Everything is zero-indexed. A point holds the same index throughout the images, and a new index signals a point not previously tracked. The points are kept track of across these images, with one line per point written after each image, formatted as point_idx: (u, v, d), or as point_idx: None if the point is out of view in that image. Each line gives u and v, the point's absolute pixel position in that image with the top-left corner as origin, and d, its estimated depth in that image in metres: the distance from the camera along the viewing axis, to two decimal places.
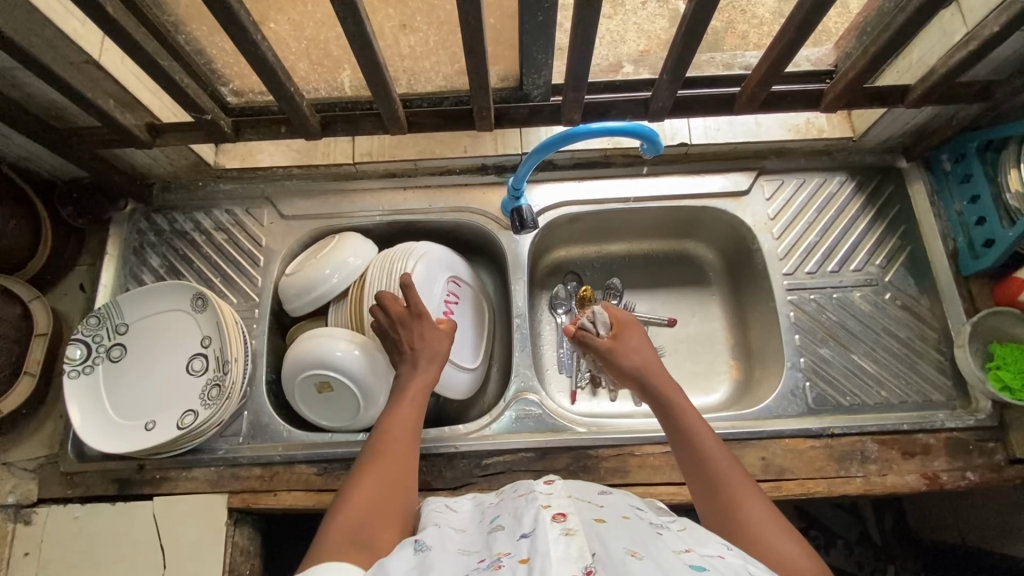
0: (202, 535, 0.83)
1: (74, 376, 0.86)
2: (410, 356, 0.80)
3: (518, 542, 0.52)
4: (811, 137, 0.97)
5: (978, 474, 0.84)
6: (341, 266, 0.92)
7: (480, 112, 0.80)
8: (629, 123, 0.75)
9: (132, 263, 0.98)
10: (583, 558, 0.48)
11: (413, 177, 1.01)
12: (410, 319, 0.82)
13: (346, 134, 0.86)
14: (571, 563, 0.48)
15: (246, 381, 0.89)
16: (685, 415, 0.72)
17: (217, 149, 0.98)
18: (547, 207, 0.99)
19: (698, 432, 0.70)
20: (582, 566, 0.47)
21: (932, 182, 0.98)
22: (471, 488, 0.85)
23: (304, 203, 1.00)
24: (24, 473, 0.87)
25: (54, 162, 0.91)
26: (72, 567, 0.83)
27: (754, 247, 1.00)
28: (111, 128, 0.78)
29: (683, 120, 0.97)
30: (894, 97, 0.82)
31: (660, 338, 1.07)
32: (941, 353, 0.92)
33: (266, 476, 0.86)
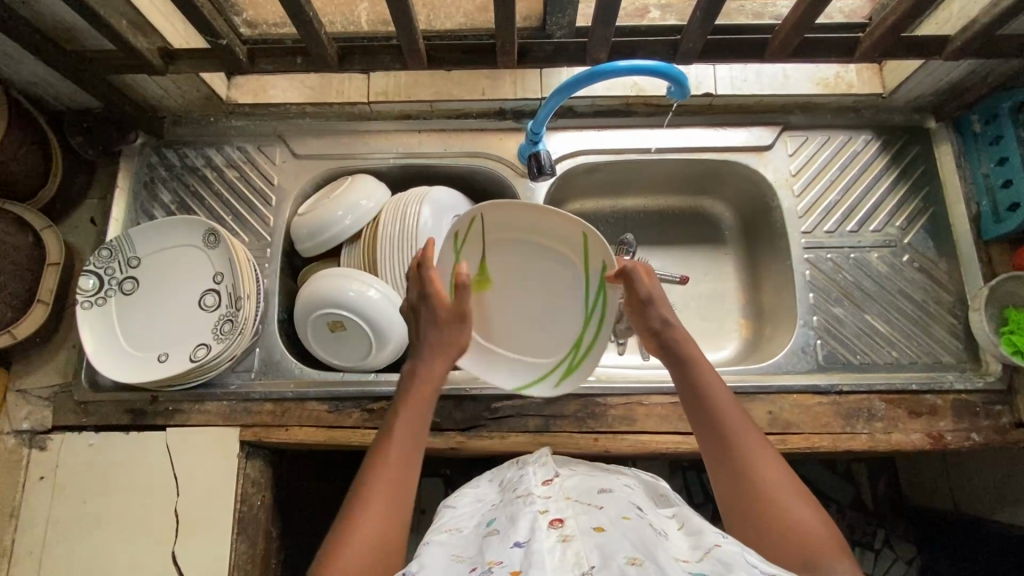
0: (214, 466, 0.85)
1: (88, 307, 0.87)
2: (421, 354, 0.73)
3: (511, 551, 0.54)
4: (839, 92, 0.95)
5: (982, 435, 0.85)
6: (353, 208, 0.91)
7: (503, 46, 0.78)
8: (658, 63, 0.73)
9: (142, 198, 0.96)
10: (580, 567, 0.51)
11: (428, 119, 0.99)
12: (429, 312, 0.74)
13: (362, 67, 0.84)
14: (567, 571, 0.51)
15: (258, 319, 0.89)
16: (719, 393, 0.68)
17: (229, 83, 0.96)
18: (565, 155, 0.97)
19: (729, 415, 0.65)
20: (579, 574, 0.50)
21: (961, 143, 0.96)
22: (479, 430, 0.86)
23: (317, 142, 0.98)
24: (38, 400, 0.89)
25: (62, 89, 0.89)
26: (86, 493, 0.84)
27: (773, 204, 0.98)
28: (123, 52, 0.76)
29: (708, 69, 0.94)
30: (932, 48, 0.79)
31: (672, 296, 1.06)
32: (955, 316, 0.91)
33: (277, 412, 0.87)
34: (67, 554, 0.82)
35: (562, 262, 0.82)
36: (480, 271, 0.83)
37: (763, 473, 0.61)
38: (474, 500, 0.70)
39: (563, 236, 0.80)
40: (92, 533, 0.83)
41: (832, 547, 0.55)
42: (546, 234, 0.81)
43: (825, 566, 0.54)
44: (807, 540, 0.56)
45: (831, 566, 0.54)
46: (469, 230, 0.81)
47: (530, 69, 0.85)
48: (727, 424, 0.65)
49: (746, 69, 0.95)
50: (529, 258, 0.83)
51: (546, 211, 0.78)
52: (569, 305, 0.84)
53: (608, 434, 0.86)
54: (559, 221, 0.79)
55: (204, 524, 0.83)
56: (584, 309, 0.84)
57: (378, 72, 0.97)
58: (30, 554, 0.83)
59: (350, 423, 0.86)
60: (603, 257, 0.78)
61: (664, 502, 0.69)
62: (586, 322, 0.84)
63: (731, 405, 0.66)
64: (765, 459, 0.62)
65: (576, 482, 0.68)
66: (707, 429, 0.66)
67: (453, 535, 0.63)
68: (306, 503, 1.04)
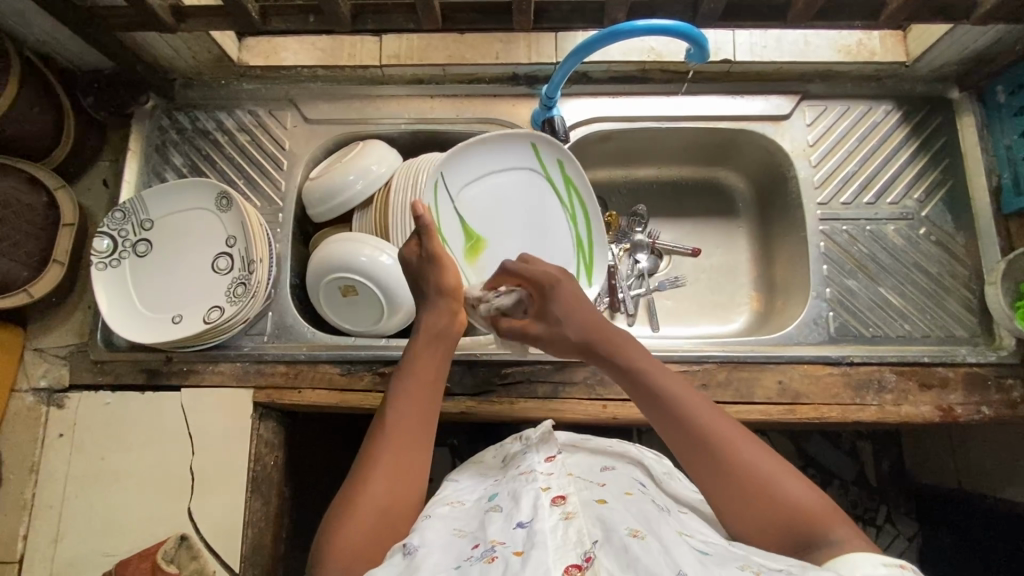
0: (229, 426, 0.86)
1: (102, 268, 0.87)
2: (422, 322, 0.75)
3: (514, 532, 0.55)
4: (861, 60, 0.93)
5: (993, 408, 0.84)
6: (364, 173, 0.91)
7: (519, 5, 0.76)
8: (679, 23, 0.72)
9: (154, 161, 0.96)
10: (582, 545, 0.51)
11: (440, 84, 0.97)
12: (427, 266, 0.75)
13: (376, 27, 0.83)
14: (568, 549, 0.51)
15: (271, 283, 0.89)
16: (688, 404, 0.65)
17: (240, 44, 0.95)
18: (578, 122, 0.95)
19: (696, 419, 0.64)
20: (581, 552, 0.50)
21: (983, 115, 0.93)
22: (490, 395, 0.87)
23: (328, 106, 0.97)
24: (56, 359, 0.90)
25: (73, 48, 0.89)
26: (103, 449, 0.86)
27: (790, 174, 0.97)
28: (137, 8, 0.75)
29: (728, 34, 0.92)
30: (960, 11, 0.77)
31: (682, 268, 1.06)
32: (970, 290, 0.90)
33: (291, 373, 0.88)
34: (86, 509, 0.84)
35: (520, 170, 0.91)
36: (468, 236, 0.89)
37: (744, 461, 0.60)
38: (476, 474, 0.72)
39: (510, 155, 0.90)
40: (109, 488, 0.85)
41: (829, 513, 0.57)
42: (496, 162, 0.90)
43: (824, 538, 0.56)
44: (813, 520, 0.57)
45: (831, 535, 0.56)
46: (437, 200, 0.87)
47: (546, 30, 0.84)
48: (702, 426, 0.63)
49: (766, 35, 0.93)
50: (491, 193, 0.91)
51: (484, 145, 0.88)
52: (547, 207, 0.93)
53: (617, 401, 0.86)
54: (496, 145, 0.89)
55: (219, 481, 0.84)
56: (565, 211, 0.94)
57: (391, 34, 0.95)
58: (49, 508, 0.84)
59: (363, 386, 0.87)
60: (553, 151, 0.90)
61: (667, 479, 0.69)
62: (574, 223, 0.94)
63: (692, 398, 0.65)
64: (744, 443, 0.62)
65: (578, 461, 0.68)
66: (679, 435, 0.64)
67: (455, 507, 0.65)
68: (316, 466, 1.06)
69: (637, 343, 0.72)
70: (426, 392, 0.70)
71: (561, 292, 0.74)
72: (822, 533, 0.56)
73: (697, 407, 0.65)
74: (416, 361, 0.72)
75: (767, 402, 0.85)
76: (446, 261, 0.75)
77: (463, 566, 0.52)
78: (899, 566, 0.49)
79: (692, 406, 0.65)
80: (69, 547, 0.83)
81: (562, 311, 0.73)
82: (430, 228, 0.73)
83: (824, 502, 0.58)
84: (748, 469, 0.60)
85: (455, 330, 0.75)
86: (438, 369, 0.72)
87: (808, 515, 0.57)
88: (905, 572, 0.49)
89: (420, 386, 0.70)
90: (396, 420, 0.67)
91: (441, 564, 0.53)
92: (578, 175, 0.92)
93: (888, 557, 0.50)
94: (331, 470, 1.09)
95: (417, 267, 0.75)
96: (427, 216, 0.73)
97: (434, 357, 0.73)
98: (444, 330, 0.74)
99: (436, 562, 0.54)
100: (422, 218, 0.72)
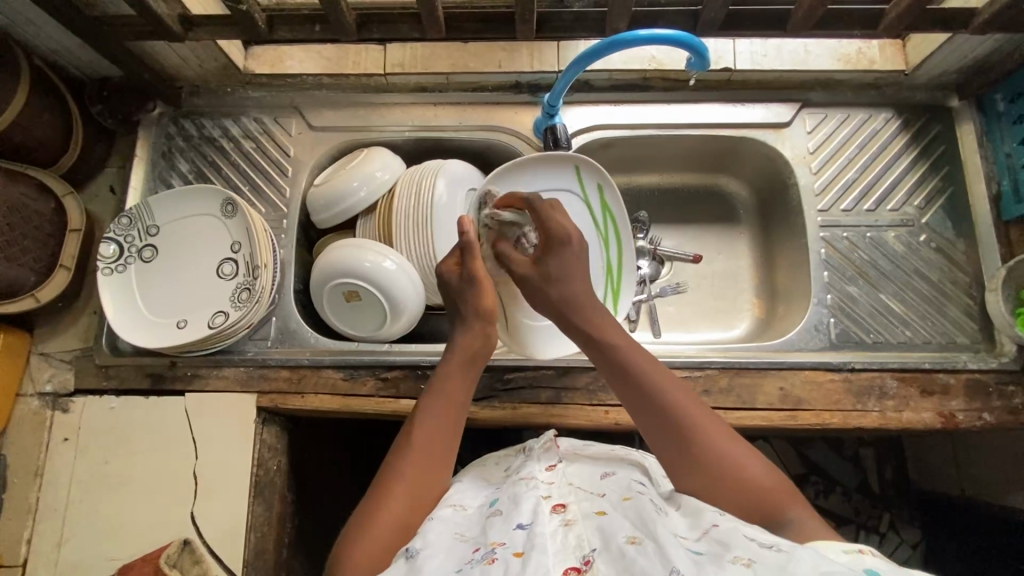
0: (233, 430, 0.87)
1: (109, 273, 0.88)
2: (455, 337, 0.76)
3: (514, 533, 0.55)
4: (861, 68, 0.94)
5: (995, 415, 0.85)
6: (369, 179, 0.91)
7: (522, 15, 0.77)
8: (680, 32, 0.73)
9: (161, 167, 0.97)
10: (581, 550, 0.52)
11: (444, 92, 0.98)
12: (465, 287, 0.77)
13: (381, 36, 0.84)
14: (568, 555, 0.52)
15: (275, 289, 0.90)
16: (642, 368, 0.67)
17: (247, 52, 0.96)
18: (580, 130, 0.96)
19: (660, 393, 0.65)
20: (581, 557, 0.51)
21: (983, 123, 0.94)
22: (492, 401, 0.87)
23: (333, 114, 0.99)
24: (61, 363, 0.91)
25: (82, 56, 0.90)
26: (107, 453, 0.86)
27: (791, 181, 0.98)
28: (146, 18, 0.76)
29: (728, 43, 0.93)
30: (958, 21, 0.78)
31: (684, 274, 1.07)
32: (971, 297, 0.91)
33: (294, 379, 0.89)
34: (89, 513, 0.85)
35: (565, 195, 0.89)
36: None
37: (696, 428, 0.63)
38: (476, 479, 0.72)
39: (550, 181, 0.88)
40: (113, 492, 0.85)
41: (785, 495, 0.59)
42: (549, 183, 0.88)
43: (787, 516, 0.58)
44: (761, 493, 0.59)
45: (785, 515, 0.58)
46: (476, 220, 0.86)
47: (549, 39, 0.85)
48: (657, 393, 0.65)
49: (766, 44, 0.94)
50: None
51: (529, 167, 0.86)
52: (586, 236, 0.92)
53: (619, 407, 0.87)
54: (540, 168, 0.87)
55: (223, 486, 0.85)
56: (600, 234, 0.92)
57: (395, 43, 0.96)
58: (54, 512, 0.85)
59: (365, 392, 0.88)
60: (594, 174, 0.89)
61: (668, 482, 0.69)
62: (608, 249, 0.93)
63: (649, 363, 0.68)
64: (697, 410, 0.64)
65: (579, 468, 0.69)
66: (635, 397, 0.66)
67: (458, 511, 0.64)
68: (318, 472, 1.06)
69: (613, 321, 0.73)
70: (452, 412, 0.70)
71: (568, 254, 0.75)
72: (772, 509, 0.58)
73: (664, 382, 0.66)
74: (447, 377, 0.72)
75: (769, 408, 0.85)
76: (487, 284, 0.76)
77: (464, 569, 0.53)
78: (859, 553, 0.51)
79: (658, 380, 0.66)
80: (72, 550, 0.83)
81: (558, 268, 0.75)
82: (471, 245, 0.77)
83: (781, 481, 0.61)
84: (706, 442, 0.62)
85: (489, 350, 0.76)
86: (465, 389, 0.72)
87: (762, 490, 0.60)
88: (862, 556, 0.50)
89: (450, 406, 0.70)
90: (421, 438, 0.67)
91: (443, 567, 0.54)
92: (614, 200, 0.91)
93: (848, 544, 0.52)
94: (332, 476, 1.09)
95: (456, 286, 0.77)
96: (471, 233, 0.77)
97: (464, 375, 0.73)
98: (478, 350, 0.75)
99: (438, 565, 0.54)
100: (467, 234, 0.77)
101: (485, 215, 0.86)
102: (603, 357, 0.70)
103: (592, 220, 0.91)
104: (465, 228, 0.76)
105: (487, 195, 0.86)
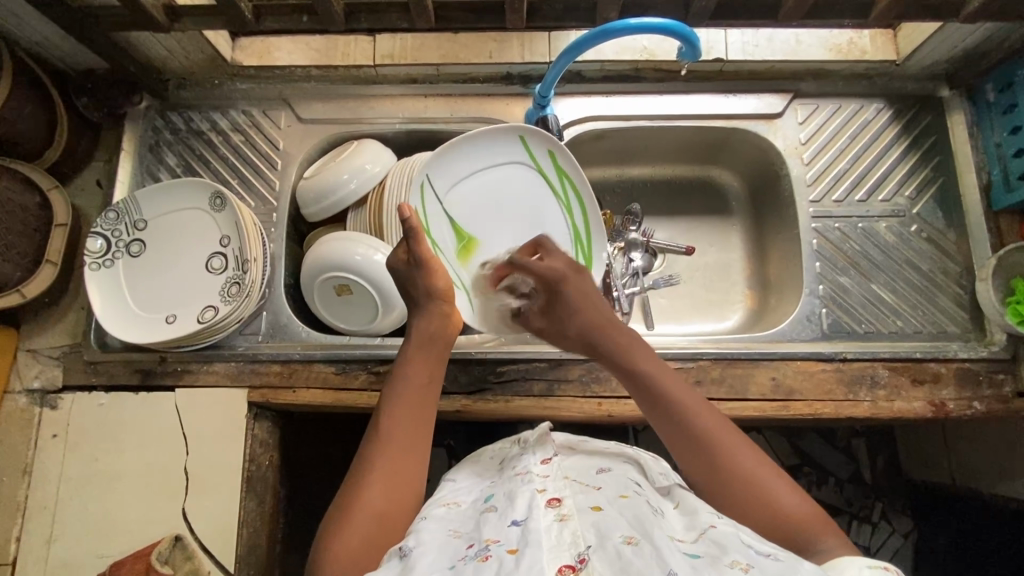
0: (224, 425, 0.86)
1: (96, 268, 0.87)
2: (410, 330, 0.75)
3: (508, 529, 0.55)
4: (851, 58, 0.94)
5: (985, 404, 0.85)
6: (359, 172, 0.91)
7: (512, 4, 0.77)
8: (669, 21, 0.72)
9: (148, 161, 0.96)
10: (577, 547, 0.51)
11: (434, 84, 0.98)
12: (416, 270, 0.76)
13: (369, 27, 0.83)
14: (563, 550, 0.51)
15: (266, 283, 0.89)
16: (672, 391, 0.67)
17: (234, 44, 0.95)
18: (572, 121, 0.96)
19: (688, 415, 0.65)
20: (576, 554, 0.50)
21: (973, 113, 0.94)
22: (484, 393, 0.87)
23: (322, 106, 0.98)
24: (49, 360, 0.90)
25: (67, 48, 0.89)
26: (97, 450, 0.86)
27: (782, 172, 0.97)
28: (130, 8, 0.75)
29: (720, 33, 0.93)
30: (949, 9, 0.78)
31: (676, 266, 1.07)
32: (962, 286, 0.91)
33: (285, 373, 0.88)
34: (79, 510, 0.84)
35: (508, 166, 0.89)
36: (459, 236, 0.88)
37: (729, 454, 0.63)
38: (473, 474, 0.72)
39: (495, 152, 0.88)
40: (103, 489, 0.84)
41: (815, 523, 0.59)
42: (497, 153, 0.88)
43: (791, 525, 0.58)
44: (792, 522, 0.59)
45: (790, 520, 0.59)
46: (424, 204, 0.84)
47: (540, 29, 0.85)
48: (685, 418, 0.65)
49: (758, 34, 0.94)
50: (490, 190, 0.89)
51: (468, 142, 0.86)
52: (545, 205, 0.92)
53: (612, 399, 0.87)
54: (478, 142, 0.87)
55: (214, 482, 0.84)
56: (560, 200, 0.92)
57: (385, 34, 0.96)
58: (43, 510, 0.84)
59: (357, 386, 0.87)
60: (543, 141, 0.88)
61: (662, 479, 0.68)
62: (571, 213, 0.92)
63: (679, 388, 0.67)
64: (732, 440, 0.64)
65: (574, 462, 0.68)
66: (663, 417, 0.67)
67: (452, 509, 0.64)
68: (311, 467, 1.06)
69: (644, 344, 0.73)
70: (418, 399, 0.69)
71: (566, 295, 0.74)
72: (802, 534, 0.59)
73: (692, 408, 0.66)
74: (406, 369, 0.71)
75: (761, 398, 0.85)
76: (435, 267, 0.76)
77: (457, 566, 0.52)
78: (884, 569, 0.50)
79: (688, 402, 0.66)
80: (63, 548, 0.83)
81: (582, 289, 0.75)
82: (416, 231, 0.74)
83: (809, 506, 0.60)
84: (734, 465, 0.62)
85: (450, 333, 0.75)
86: (428, 375, 0.71)
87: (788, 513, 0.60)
88: (888, 573, 0.50)
89: (414, 389, 0.70)
90: (389, 425, 0.67)
91: (435, 564, 0.53)
92: (569, 164, 0.89)
93: (873, 560, 0.52)
94: (324, 471, 1.09)
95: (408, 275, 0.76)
96: (413, 220, 0.73)
97: (424, 362, 0.72)
98: (438, 335, 0.74)
99: (430, 562, 0.54)
100: (407, 222, 0.73)
101: (436, 197, 0.86)
102: (633, 381, 0.69)
103: (549, 186, 0.91)
104: (406, 218, 0.72)
105: (430, 176, 0.85)
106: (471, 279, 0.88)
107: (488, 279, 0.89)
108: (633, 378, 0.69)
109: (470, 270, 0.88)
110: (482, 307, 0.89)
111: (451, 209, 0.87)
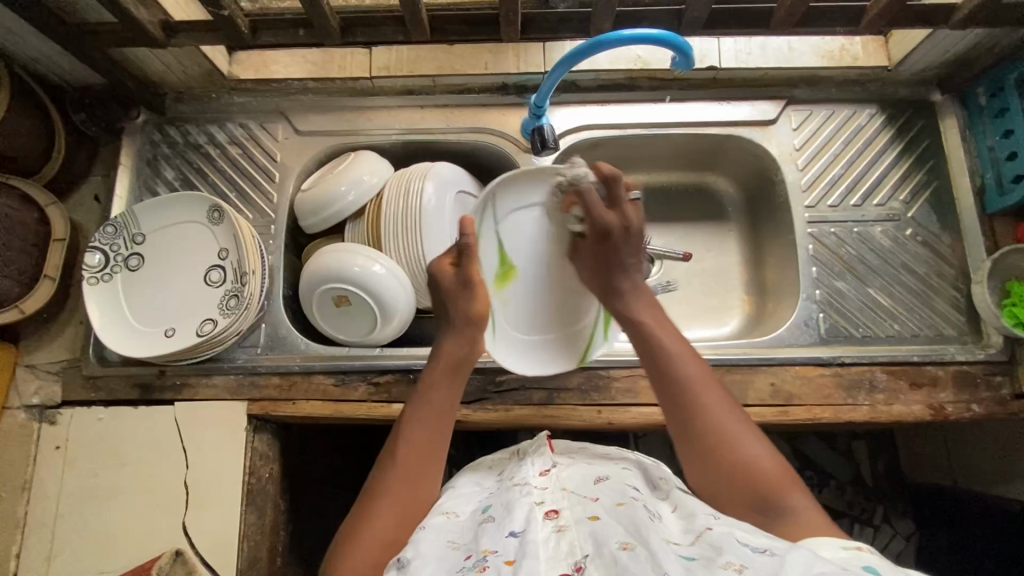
0: (224, 438, 0.86)
1: (95, 283, 0.87)
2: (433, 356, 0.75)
3: (505, 541, 0.55)
4: (844, 65, 0.94)
5: (983, 406, 0.85)
6: (357, 184, 0.91)
7: (506, 16, 0.78)
8: (662, 32, 0.73)
9: (146, 175, 0.97)
10: (573, 556, 0.52)
11: (430, 95, 0.98)
12: (460, 294, 0.74)
13: (366, 40, 0.84)
14: (560, 561, 0.52)
15: (264, 295, 0.89)
16: (659, 332, 0.73)
17: (231, 58, 0.96)
18: (568, 130, 0.96)
19: (681, 365, 0.70)
20: (571, 564, 0.51)
21: (966, 117, 0.95)
22: (484, 403, 0.87)
23: (319, 119, 0.98)
24: (47, 375, 0.90)
25: (64, 64, 0.89)
26: (96, 465, 0.85)
27: (778, 178, 0.98)
28: (125, 24, 0.76)
29: (713, 42, 0.93)
30: (938, 17, 0.79)
31: (674, 272, 1.07)
32: (958, 289, 0.91)
33: (284, 386, 0.88)
34: (79, 526, 0.84)
35: None
36: (503, 264, 0.82)
37: (712, 412, 0.67)
38: (474, 481, 0.71)
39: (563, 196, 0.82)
40: (103, 504, 0.84)
41: (788, 483, 0.62)
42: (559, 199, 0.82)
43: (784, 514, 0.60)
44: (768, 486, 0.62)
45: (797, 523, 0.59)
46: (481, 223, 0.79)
47: (534, 40, 0.85)
48: (677, 366, 0.70)
49: (751, 42, 0.95)
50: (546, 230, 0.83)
51: (546, 176, 0.79)
52: None
53: (612, 406, 0.87)
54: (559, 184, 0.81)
55: (215, 495, 0.84)
56: None
57: (381, 47, 0.96)
58: (42, 525, 0.84)
59: (357, 397, 0.87)
60: None
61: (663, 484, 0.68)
62: None
63: (675, 336, 0.72)
64: (714, 400, 0.68)
65: (575, 471, 0.68)
66: (649, 358, 0.72)
67: (451, 517, 0.64)
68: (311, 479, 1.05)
69: (654, 302, 0.77)
70: (433, 421, 0.70)
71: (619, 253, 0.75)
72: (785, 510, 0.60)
73: (680, 357, 0.70)
74: (424, 393, 0.72)
75: (761, 404, 0.85)
76: (482, 291, 0.74)
77: None
78: (857, 549, 0.53)
79: (689, 360, 0.70)
80: (63, 564, 0.82)
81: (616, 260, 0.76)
82: (472, 249, 0.73)
83: (781, 469, 0.63)
84: (716, 426, 0.66)
85: (475, 356, 0.75)
86: (448, 397, 0.72)
87: (762, 477, 0.63)
88: (861, 552, 0.52)
89: (431, 413, 0.70)
90: (406, 447, 0.68)
91: None
92: None
93: (848, 542, 0.54)
94: (325, 482, 1.09)
95: (449, 293, 0.74)
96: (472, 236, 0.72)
97: (444, 388, 0.72)
98: (462, 359, 0.74)
99: None
100: (467, 236, 0.72)
101: (492, 219, 0.80)
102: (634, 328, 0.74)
103: None
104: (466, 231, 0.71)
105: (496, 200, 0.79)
106: (501, 307, 0.84)
107: (518, 313, 0.85)
108: (640, 332, 0.73)
109: (502, 298, 0.83)
110: (505, 339, 0.84)
111: (505, 236, 0.82)
